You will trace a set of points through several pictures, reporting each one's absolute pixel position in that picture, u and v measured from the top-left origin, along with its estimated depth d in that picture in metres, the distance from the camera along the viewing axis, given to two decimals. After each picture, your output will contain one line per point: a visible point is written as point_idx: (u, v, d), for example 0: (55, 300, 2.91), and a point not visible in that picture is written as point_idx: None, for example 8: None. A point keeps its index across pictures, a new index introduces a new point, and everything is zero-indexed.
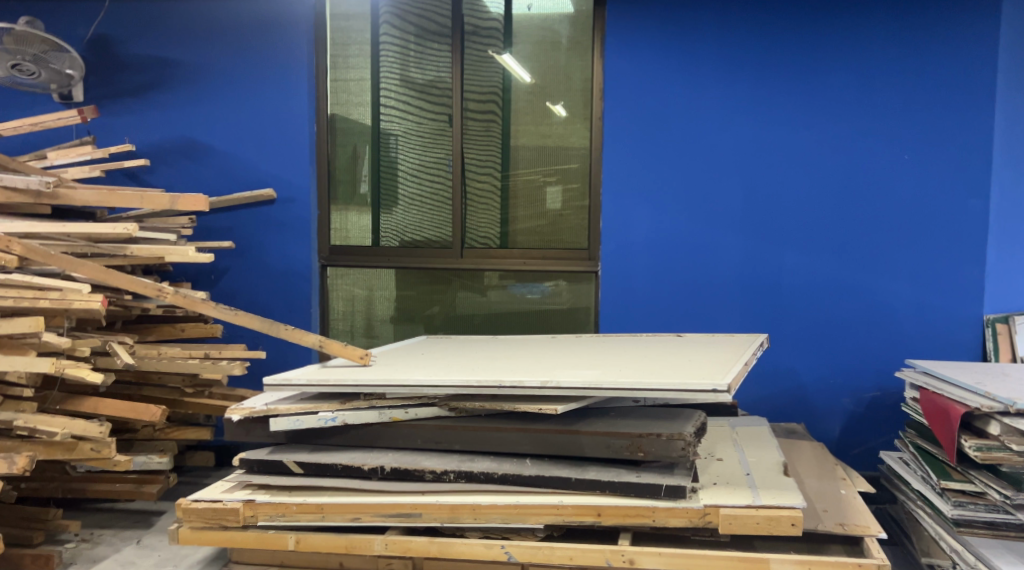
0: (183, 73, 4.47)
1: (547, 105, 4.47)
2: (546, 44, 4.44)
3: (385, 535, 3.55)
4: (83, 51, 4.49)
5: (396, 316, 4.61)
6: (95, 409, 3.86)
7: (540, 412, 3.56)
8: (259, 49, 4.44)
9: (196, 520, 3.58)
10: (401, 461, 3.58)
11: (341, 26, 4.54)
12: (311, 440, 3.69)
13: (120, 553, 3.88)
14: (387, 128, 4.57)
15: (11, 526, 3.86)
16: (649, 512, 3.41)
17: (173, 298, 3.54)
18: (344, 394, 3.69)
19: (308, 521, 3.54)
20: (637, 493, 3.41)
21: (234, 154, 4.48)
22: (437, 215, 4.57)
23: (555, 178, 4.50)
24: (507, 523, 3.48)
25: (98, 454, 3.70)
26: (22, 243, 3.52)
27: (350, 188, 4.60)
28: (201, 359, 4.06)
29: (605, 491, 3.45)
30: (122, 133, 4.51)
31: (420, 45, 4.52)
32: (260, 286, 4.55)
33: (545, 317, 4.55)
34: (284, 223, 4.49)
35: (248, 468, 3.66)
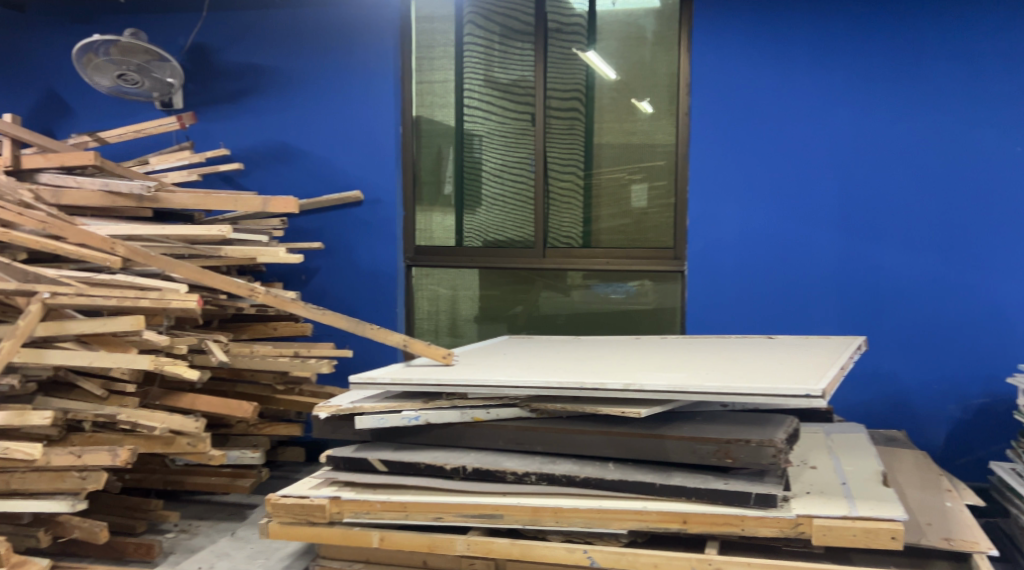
0: (275, 79, 4.57)
1: (632, 101, 4.41)
2: (631, 40, 4.38)
3: (467, 535, 3.55)
4: (182, 60, 4.64)
5: (480, 315, 4.62)
6: (192, 405, 4.01)
7: (624, 416, 3.49)
8: (346, 53, 4.51)
9: (285, 515, 3.67)
10: (483, 461, 3.58)
11: (426, 29, 4.59)
12: (394, 438, 3.74)
13: (216, 544, 4.01)
14: (471, 129, 4.60)
15: (116, 516, 4.03)
16: (737, 520, 3.31)
17: (264, 298, 3.62)
18: (427, 393, 3.71)
19: (392, 519, 3.58)
20: (725, 500, 3.31)
21: (324, 157, 4.57)
22: (520, 215, 4.57)
23: (641, 175, 4.42)
24: (590, 527, 3.43)
25: (194, 448, 3.83)
26: (125, 244, 3.66)
27: (434, 188, 4.64)
28: (290, 356, 4.16)
29: (692, 498, 3.36)
30: (218, 138, 4.65)
31: (504, 44, 4.52)
32: (349, 286, 4.62)
33: (630, 318, 4.48)
34: (372, 224, 4.56)
35: (334, 465, 3.72)
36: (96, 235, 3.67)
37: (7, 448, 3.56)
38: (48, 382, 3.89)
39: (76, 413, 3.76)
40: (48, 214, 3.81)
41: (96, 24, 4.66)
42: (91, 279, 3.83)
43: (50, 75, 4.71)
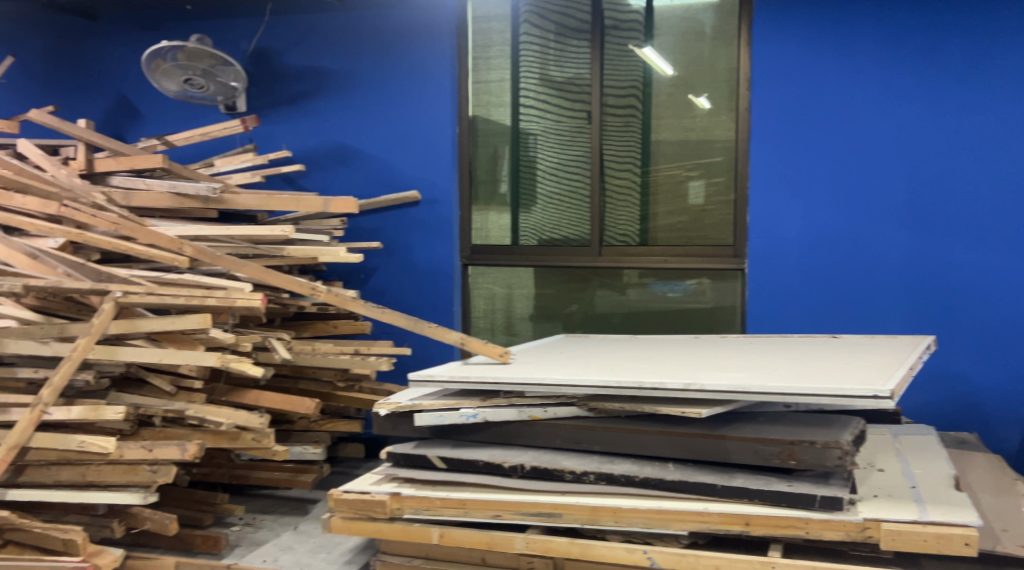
0: (334, 81, 4.64)
1: (690, 97, 4.37)
2: (690, 35, 4.35)
3: (525, 534, 3.55)
4: (245, 64, 4.74)
5: (536, 314, 4.64)
6: (257, 401, 4.10)
7: (684, 416, 3.45)
8: (402, 54, 4.55)
9: (347, 510, 3.70)
10: (542, 460, 3.58)
11: (482, 29, 4.61)
12: (453, 436, 3.76)
13: (279, 538, 4.10)
14: (527, 127, 4.62)
15: (185, 508, 4.14)
16: (802, 523, 3.25)
17: (325, 297, 3.68)
18: (484, 391, 3.73)
19: (451, 516, 3.60)
20: (789, 503, 3.26)
21: (382, 158, 4.62)
22: (576, 214, 4.56)
23: (699, 172, 4.38)
24: (649, 528, 3.40)
25: (258, 443, 3.90)
26: (193, 244, 3.77)
27: (491, 188, 4.66)
28: (351, 354, 4.25)
29: (754, 500, 3.30)
30: (280, 140, 4.73)
31: (561, 43, 4.53)
32: (407, 286, 4.67)
33: (689, 316, 4.44)
34: (430, 223, 4.60)
35: (394, 462, 3.75)
36: (165, 236, 3.79)
37: (82, 442, 3.67)
38: (120, 379, 4.02)
39: (147, 408, 3.87)
40: (119, 216, 3.93)
41: (164, 31, 4.80)
42: (160, 279, 3.93)
43: (120, 81, 4.87)
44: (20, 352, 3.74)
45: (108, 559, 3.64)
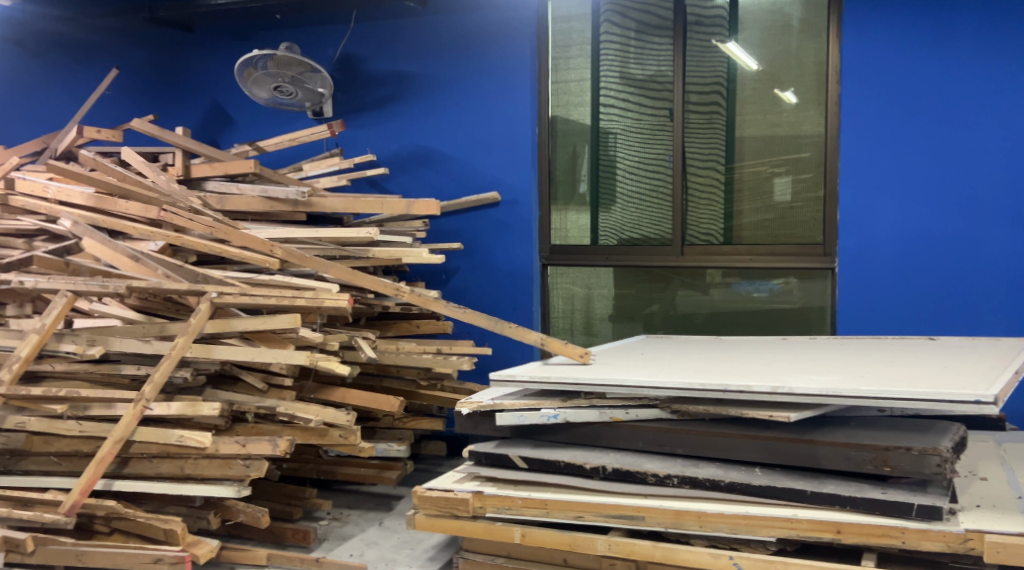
0: (417, 85, 4.71)
1: (776, 91, 4.30)
2: (776, 29, 4.26)
3: (608, 536, 3.52)
4: (332, 70, 4.85)
5: (616, 314, 4.63)
6: (343, 398, 4.19)
7: (772, 420, 3.37)
8: (484, 57, 4.59)
9: (430, 507, 3.73)
10: (623, 462, 3.55)
11: (562, 29, 4.62)
12: (534, 435, 3.76)
13: (366, 533, 4.20)
14: (607, 126, 4.60)
15: (275, 502, 4.26)
16: (898, 532, 3.12)
17: (408, 297, 3.74)
18: (565, 392, 3.71)
19: (533, 516, 3.59)
20: (884, 511, 3.15)
21: (463, 160, 4.67)
22: (657, 212, 4.53)
23: (785, 168, 4.29)
24: (735, 533, 3.33)
25: (345, 440, 3.98)
26: (283, 246, 3.90)
27: (569, 187, 4.67)
28: (433, 353, 4.32)
29: (846, 507, 3.21)
30: (365, 144, 4.82)
31: (641, 40, 4.50)
32: (487, 286, 4.71)
33: (777, 317, 4.35)
34: (508, 224, 4.62)
35: (476, 461, 3.77)
36: (258, 238, 3.94)
37: (181, 437, 3.79)
38: (215, 375, 4.17)
39: (241, 405, 3.99)
40: (214, 220, 4.09)
41: (255, 40, 4.97)
42: (253, 280, 4.04)
43: (215, 90, 5.07)
44: (123, 350, 3.89)
45: (205, 549, 3.71)
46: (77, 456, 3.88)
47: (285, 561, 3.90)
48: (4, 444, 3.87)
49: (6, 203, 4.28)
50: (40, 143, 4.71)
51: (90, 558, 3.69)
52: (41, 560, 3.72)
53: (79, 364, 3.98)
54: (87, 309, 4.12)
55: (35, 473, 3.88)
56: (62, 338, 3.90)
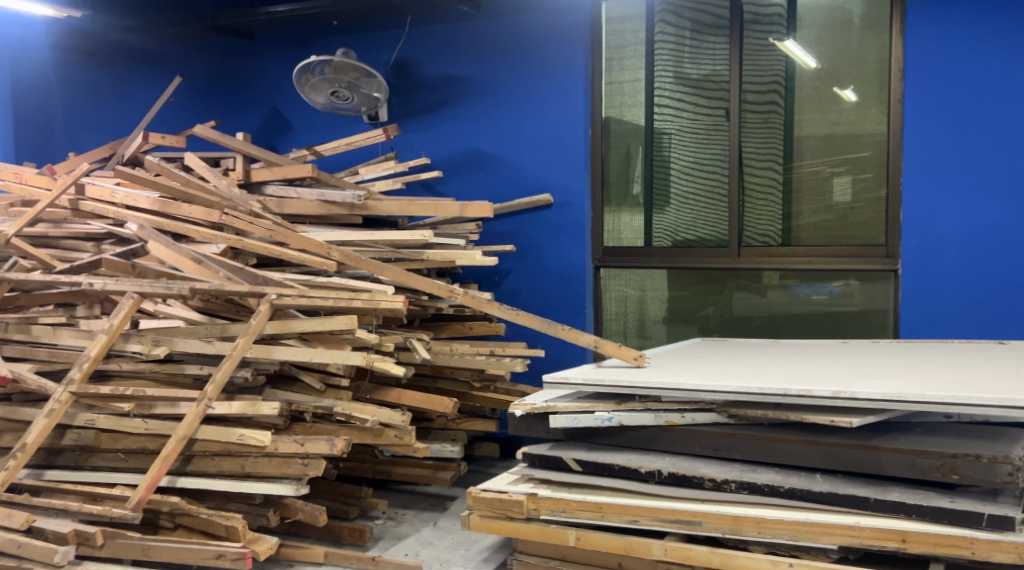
0: (471, 89, 4.73)
1: (835, 90, 4.21)
2: (837, 25, 4.19)
3: (664, 540, 3.46)
4: (387, 74, 4.90)
5: (670, 316, 4.60)
6: (399, 399, 4.23)
7: (834, 425, 3.30)
8: (538, 59, 4.58)
9: (485, 509, 3.71)
10: (680, 466, 3.47)
11: (616, 29, 4.60)
12: (587, 438, 3.71)
13: (421, 533, 4.24)
14: (661, 126, 4.56)
15: (332, 501, 4.32)
16: (967, 543, 3.04)
17: (462, 299, 3.77)
18: (620, 395, 3.66)
19: (588, 519, 3.54)
20: (952, 520, 3.06)
21: (517, 162, 4.66)
22: (713, 213, 4.48)
23: (845, 167, 4.21)
24: (795, 540, 3.25)
25: (400, 441, 4.01)
26: (340, 249, 3.96)
27: (623, 189, 4.64)
28: (487, 355, 4.35)
29: (912, 516, 3.12)
30: (419, 148, 4.87)
31: (696, 40, 4.47)
32: (540, 288, 4.69)
33: (837, 320, 4.27)
34: (560, 226, 4.60)
35: (530, 463, 3.74)
36: (316, 241, 4.01)
37: (242, 435, 3.86)
38: (275, 376, 4.24)
39: (299, 405, 4.06)
40: (274, 223, 4.18)
41: (313, 47, 5.06)
42: (310, 282, 4.09)
43: (274, 96, 5.17)
44: (187, 350, 3.99)
45: (265, 546, 3.77)
46: (144, 453, 3.98)
47: (342, 559, 3.96)
48: (75, 440, 4.00)
49: (76, 208, 4.43)
50: (109, 150, 4.88)
51: (157, 552, 3.75)
52: (110, 553, 3.78)
53: (146, 364, 4.11)
54: (151, 310, 4.26)
55: (104, 469, 4.01)
56: (129, 338, 4.02)
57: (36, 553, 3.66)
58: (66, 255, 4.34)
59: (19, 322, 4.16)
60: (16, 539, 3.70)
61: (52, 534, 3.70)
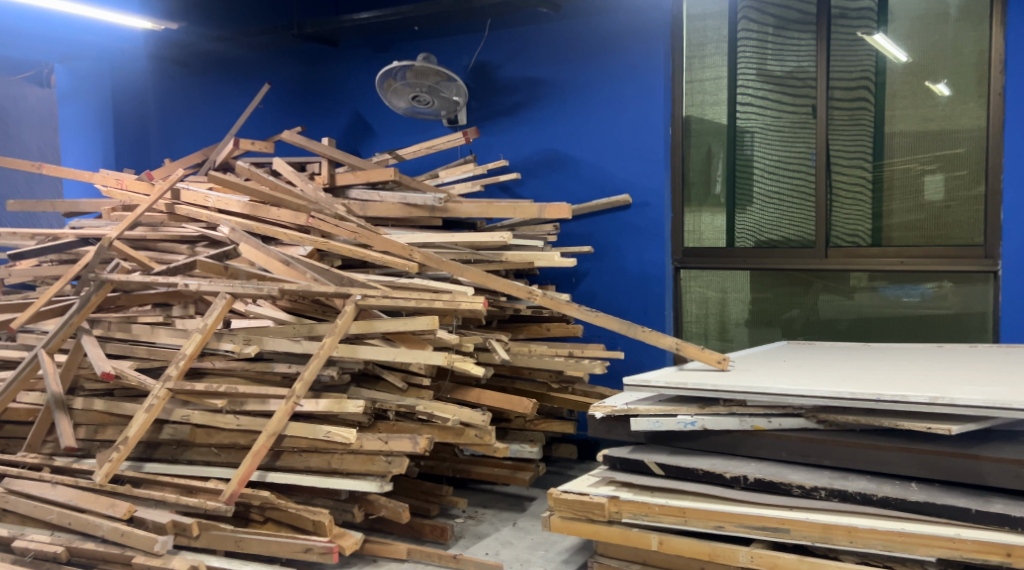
0: (550, 91, 4.73)
1: (928, 84, 4.09)
2: (931, 17, 4.06)
3: (750, 547, 3.36)
4: (467, 78, 4.94)
5: (752, 319, 4.51)
6: (479, 399, 4.26)
7: (931, 432, 3.19)
8: (618, 59, 4.55)
9: (566, 510, 3.66)
10: (766, 472, 3.40)
11: (697, 27, 4.55)
12: (669, 442, 3.66)
13: (500, 532, 4.27)
14: (744, 125, 4.50)
15: (414, 498, 4.37)
16: None
17: (541, 300, 3.77)
18: (703, 398, 3.58)
19: (671, 523, 3.46)
20: None
21: (595, 163, 4.64)
22: (799, 213, 4.39)
23: (937, 165, 4.09)
24: (890, 551, 3.13)
25: (481, 440, 4.04)
26: (421, 251, 4.02)
27: (704, 189, 4.57)
28: (566, 356, 4.36)
29: (1016, 529, 2.98)
30: (498, 150, 4.90)
31: (780, 36, 4.39)
32: (619, 290, 4.66)
33: (930, 322, 4.13)
34: (639, 227, 4.56)
35: (611, 465, 3.69)
36: (398, 243, 4.09)
37: (329, 433, 3.94)
38: (359, 374, 4.30)
39: (383, 403, 4.13)
40: (358, 226, 4.29)
41: (394, 52, 5.16)
42: (393, 283, 4.16)
43: (358, 102, 5.29)
44: (276, 349, 4.12)
45: (351, 541, 3.87)
46: (236, 448, 4.13)
47: (424, 556, 4.01)
48: (171, 435, 4.18)
49: (172, 212, 4.64)
50: (201, 156, 5.09)
51: (249, 544, 3.84)
52: (205, 544, 3.89)
53: (237, 362, 4.25)
54: (243, 310, 4.40)
55: (199, 462, 4.17)
56: (221, 337, 4.18)
57: (138, 542, 3.75)
58: (163, 258, 4.53)
59: (119, 322, 4.38)
60: (119, 528, 3.79)
61: (152, 523, 3.80)
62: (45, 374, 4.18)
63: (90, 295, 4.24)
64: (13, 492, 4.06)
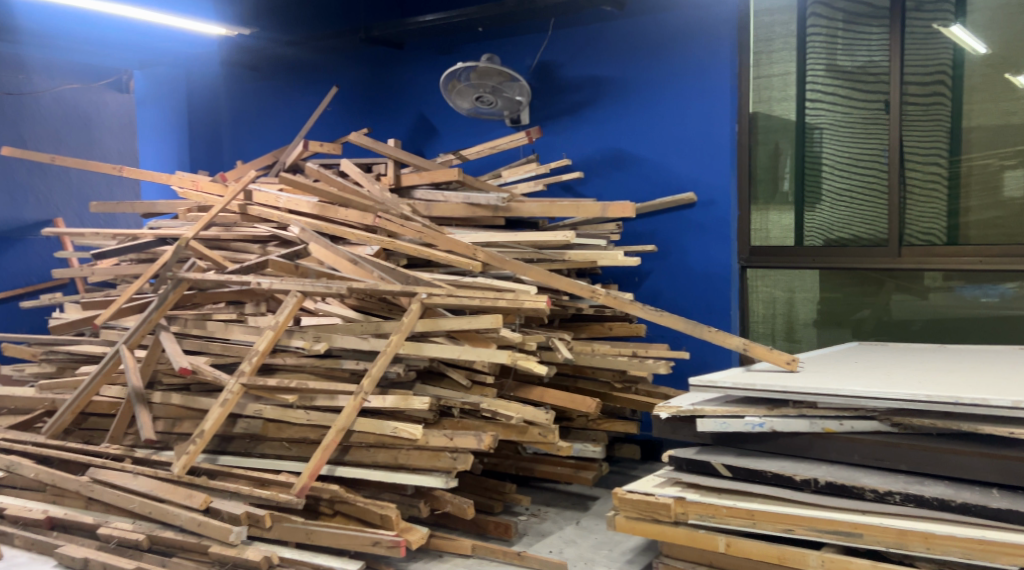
0: (614, 89, 4.70)
1: (1008, 77, 4.03)
2: (1011, 8, 4.01)
3: (820, 551, 3.29)
4: (530, 78, 4.95)
5: (822, 319, 4.44)
6: (541, 398, 4.27)
7: (1011, 437, 3.10)
8: (682, 57, 4.50)
9: (631, 510, 3.61)
10: (838, 475, 3.31)
11: (764, 22, 4.49)
12: (737, 444, 3.55)
13: (563, 530, 4.28)
14: (813, 122, 4.45)
15: (477, 495, 4.41)
16: None
17: (604, 299, 3.78)
18: (772, 399, 3.49)
19: (739, 525, 3.40)
20: None
21: (659, 161, 4.60)
22: (870, 211, 4.30)
23: (1016, 160, 4.03)
24: (969, 559, 3.05)
25: (544, 438, 4.05)
26: (485, 250, 4.08)
27: (771, 186, 4.51)
28: (629, 356, 4.37)
29: None
30: (561, 149, 4.89)
31: (850, 30, 4.33)
32: (683, 289, 4.60)
33: (1008, 323, 4.05)
34: (705, 226, 4.50)
35: (676, 466, 3.61)
36: (462, 242, 4.15)
37: (396, 428, 4.02)
38: (424, 371, 4.33)
39: (447, 400, 4.14)
40: (423, 226, 4.36)
41: (458, 53, 5.20)
42: (458, 282, 4.18)
43: (422, 103, 5.35)
44: (345, 346, 4.19)
45: (417, 536, 3.90)
46: (306, 443, 4.21)
47: (488, 553, 4.04)
48: (245, 429, 4.29)
49: (245, 212, 4.78)
50: (271, 158, 5.22)
51: (319, 536, 3.91)
52: (277, 536, 3.96)
53: (307, 359, 4.33)
54: (312, 308, 4.48)
55: (270, 456, 4.27)
56: (292, 334, 4.28)
57: (214, 532, 3.87)
58: (236, 257, 4.67)
59: (195, 319, 4.56)
60: (196, 518, 3.92)
61: (227, 515, 3.90)
62: (126, 368, 4.36)
63: (168, 292, 4.38)
64: (97, 482, 4.19)
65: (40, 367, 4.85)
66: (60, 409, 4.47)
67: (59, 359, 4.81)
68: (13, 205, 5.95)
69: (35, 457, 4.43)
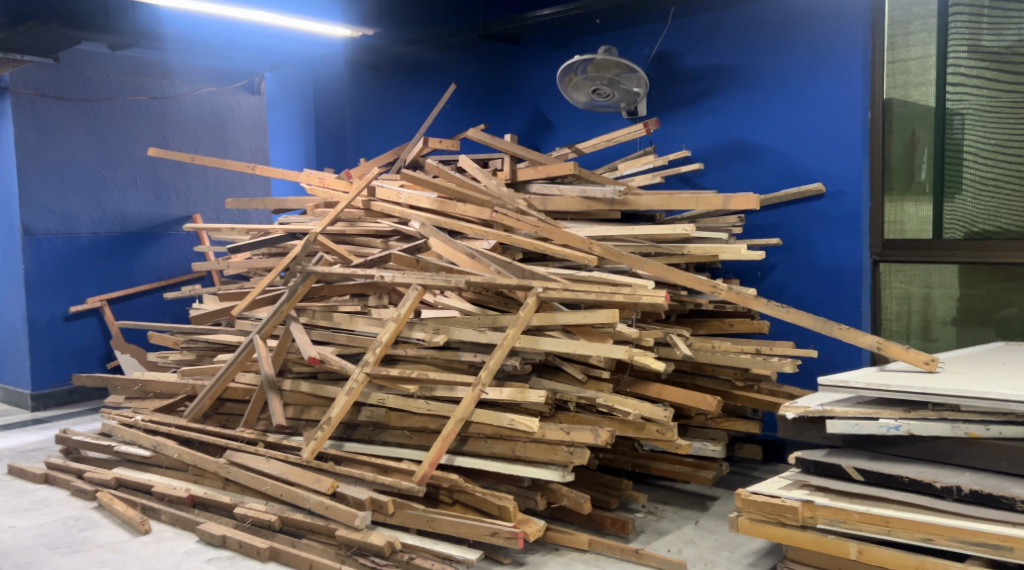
0: (736, 77, 4.55)
1: None
2: None
3: (963, 563, 3.08)
4: (648, 68, 4.84)
5: (961, 317, 4.20)
6: (658, 394, 4.20)
7: None
8: (810, 42, 4.32)
9: (756, 512, 3.44)
10: (983, 484, 3.08)
11: (902, 3, 4.25)
12: (869, 447, 3.36)
13: (682, 530, 4.19)
14: (955, 107, 4.19)
15: (593, 490, 4.32)
16: None
17: (726, 295, 3.66)
18: (908, 401, 3.28)
19: (873, 532, 3.20)
20: None
21: (784, 151, 4.42)
22: (1019, 202, 4.07)
23: None
24: None
25: (662, 436, 3.95)
26: (601, 244, 4.08)
27: (906, 176, 4.28)
28: (752, 353, 4.26)
29: None
30: (680, 140, 4.76)
31: (997, 10, 4.10)
32: (809, 284, 4.42)
33: None
34: (834, 218, 4.30)
35: (804, 469, 3.43)
36: (578, 236, 4.12)
37: (513, 420, 3.98)
38: (540, 364, 4.30)
39: (563, 394, 4.10)
40: (539, 220, 4.37)
41: (574, 46, 5.15)
42: (574, 276, 4.14)
43: (539, 98, 5.35)
44: (463, 339, 4.22)
45: (535, 527, 3.85)
46: (425, 432, 4.24)
47: (606, 548, 3.99)
48: (369, 416, 4.35)
49: (369, 208, 4.93)
50: (393, 156, 5.37)
51: (440, 524, 3.92)
52: (399, 522, 4.02)
53: (427, 351, 4.37)
54: (431, 301, 4.56)
55: (392, 444, 4.33)
56: (413, 326, 4.34)
57: (341, 516, 3.99)
58: (360, 251, 4.82)
59: (322, 310, 4.72)
60: (324, 502, 4.04)
61: (352, 499, 4.01)
62: (259, 357, 4.59)
63: (298, 285, 4.60)
64: (233, 464, 4.41)
65: (182, 355, 5.16)
66: (200, 394, 4.75)
67: (199, 347, 5.09)
68: (158, 201, 6.61)
69: (178, 439, 4.72)
